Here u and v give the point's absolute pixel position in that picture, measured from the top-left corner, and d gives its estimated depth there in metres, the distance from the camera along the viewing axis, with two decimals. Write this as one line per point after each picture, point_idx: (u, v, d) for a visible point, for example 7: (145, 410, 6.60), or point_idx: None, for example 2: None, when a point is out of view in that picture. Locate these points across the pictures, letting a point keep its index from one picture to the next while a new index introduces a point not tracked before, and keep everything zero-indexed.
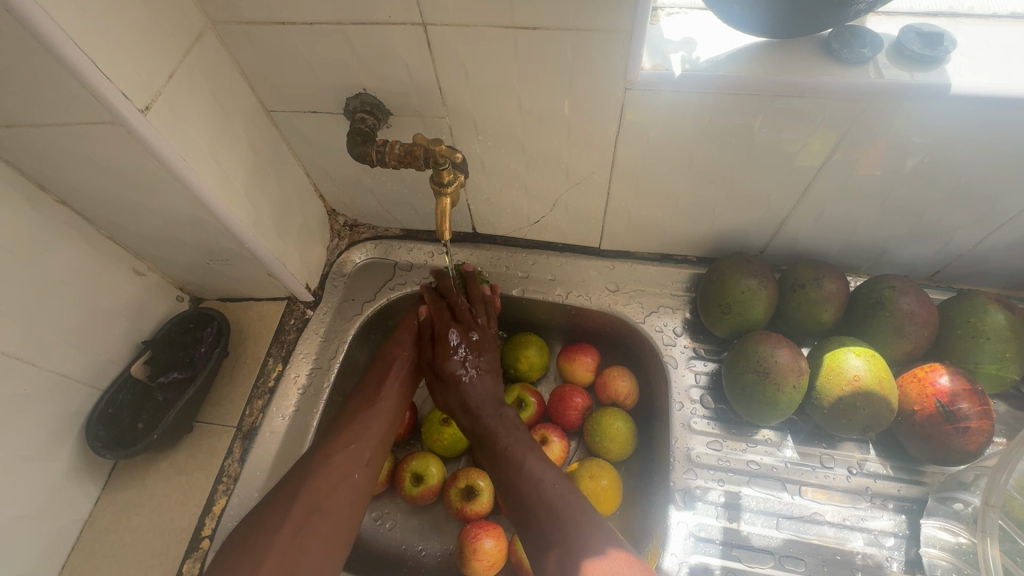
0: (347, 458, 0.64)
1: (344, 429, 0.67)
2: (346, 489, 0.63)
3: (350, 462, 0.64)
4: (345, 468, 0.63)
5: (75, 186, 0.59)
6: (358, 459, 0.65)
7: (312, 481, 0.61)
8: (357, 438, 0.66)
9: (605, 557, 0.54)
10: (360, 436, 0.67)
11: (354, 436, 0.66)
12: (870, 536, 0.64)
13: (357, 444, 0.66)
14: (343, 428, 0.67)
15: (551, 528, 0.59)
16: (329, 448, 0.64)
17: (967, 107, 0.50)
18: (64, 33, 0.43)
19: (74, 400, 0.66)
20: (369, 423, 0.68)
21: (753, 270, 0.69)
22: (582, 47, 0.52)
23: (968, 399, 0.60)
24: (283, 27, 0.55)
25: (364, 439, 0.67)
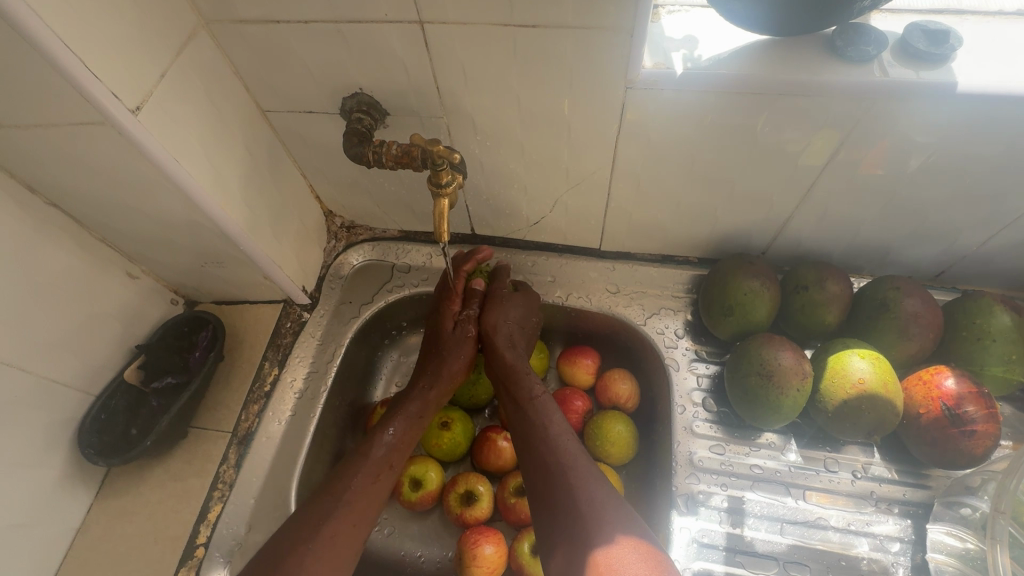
0: (348, 536, 0.57)
1: (354, 500, 0.59)
2: (342, 570, 0.56)
3: (351, 539, 0.58)
4: (344, 548, 0.57)
5: (66, 189, 0.58)
6: (357, 538, 0.58)
7: (312, 561, 0.54)
8: (364, 512, 0.60)
9: (614, 544, 0.51)
10: (368, 505, 0.60)
11: (361, 511, 0.59)
12: (876, 541, 0.63)
13: (360, 518, 0.59)
14: (352, 498, 0.59)
15: (571, 480, 0.57)
16: (335, 523, 0.57)
17: (974, 105, 0.50)
18: (53, 32, 0.42)
19: (67, 406, 0.65)
20: (376, 492, 0.61)
21: (755, 271, 0.68)
22: (582, 46, 0.51)
23: (974, 401, 0.59)
24: (277, 25, 0.54)
25: (368, 513, 0.60)
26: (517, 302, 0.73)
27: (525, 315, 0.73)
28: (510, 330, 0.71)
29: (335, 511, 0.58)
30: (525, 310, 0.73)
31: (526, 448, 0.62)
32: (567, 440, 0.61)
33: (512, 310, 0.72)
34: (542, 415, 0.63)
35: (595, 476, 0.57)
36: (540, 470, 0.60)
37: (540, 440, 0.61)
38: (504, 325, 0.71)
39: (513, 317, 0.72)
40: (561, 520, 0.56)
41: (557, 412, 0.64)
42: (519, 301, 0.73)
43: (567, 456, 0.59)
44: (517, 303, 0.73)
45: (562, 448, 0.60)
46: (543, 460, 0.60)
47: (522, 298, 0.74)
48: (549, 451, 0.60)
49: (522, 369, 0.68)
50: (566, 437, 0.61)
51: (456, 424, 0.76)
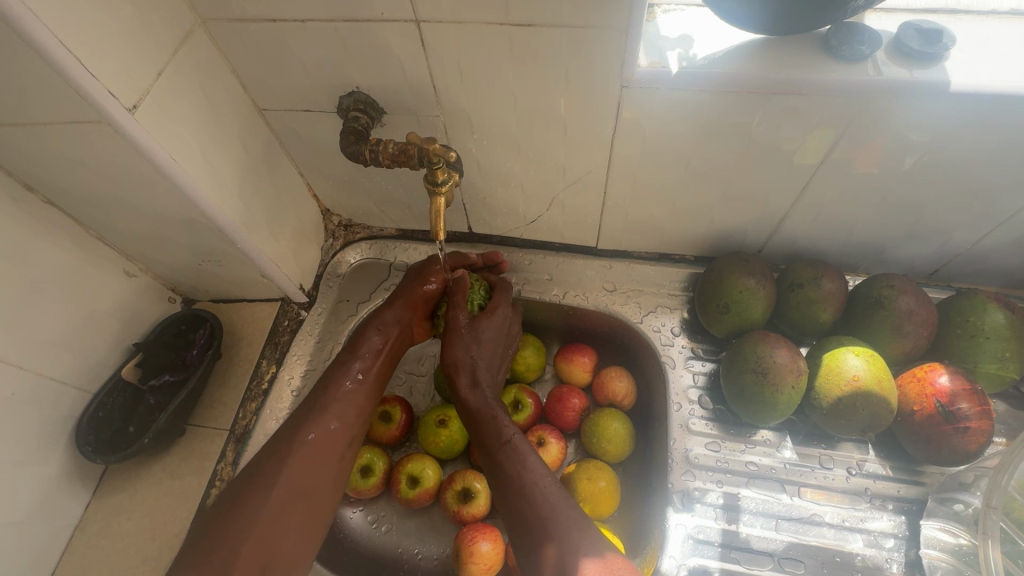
0: (328, 438, 0.59)
1: (330, 405, 0.61)
2: (327, 471, 0.58)
3: (333, 442, 0.59)
4: (326, 450, 0.59)
5: (63, 186, 0.58)
6: (340, 441, 0.60)
7: (292, 463, 0.56)
8: (343, 415, 0.61)
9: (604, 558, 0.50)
10: (346, 410, 0.62)
11: (338, 415, 0.61)
12: (870, 538, 0.64)
13: (341, 422, 0.61)
14: (328, 403, 0.61)
15: (549, 527, 0.53)
16: (313, 429, 0.59)
17: (967, 103, 0.50)
18: (49, 29, 0.42)
19: (64, 403, 0.65)
20: (355, 400, 0.63)
21: (751, 269, 0.68)
22: (578, 45, 0.51)
23: (968, 398, 0.60)
24: (274, 24, 0.55)
25: (349, 416, 0.62)
26: (482, 328, 0.67)
27: (492, 344, 0.68)
28: (474, 366, 0.66)
29: (312, 417, 0.59)
30: (492, 339, 0.68)
31: (500, 497, 0.58)
32: (542, 483, 0.57)
33: (476, 341, 0.67)
34: (513, 458, 0.59)
35: (574, 521, 0.54)
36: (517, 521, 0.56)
37: (513, 488, 0.57)
38: (466, 361, 0.66)
39: (477, 351, 0.66)
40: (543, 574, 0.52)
41: (530, 453, 0.60)
42: (485, 327, 0.68)
43: (544, 502, 0.55)
44: (483, 330, 0.67)
45: (537, 493, 0.56)
46: (519, 511, 0.56)
47: (487, 320, 0.68)
48: (524, 500, 0.56)
49: (489, 408, 0.64)
50: (541, 479, 0.57)
51: (453, 421, 0.76)
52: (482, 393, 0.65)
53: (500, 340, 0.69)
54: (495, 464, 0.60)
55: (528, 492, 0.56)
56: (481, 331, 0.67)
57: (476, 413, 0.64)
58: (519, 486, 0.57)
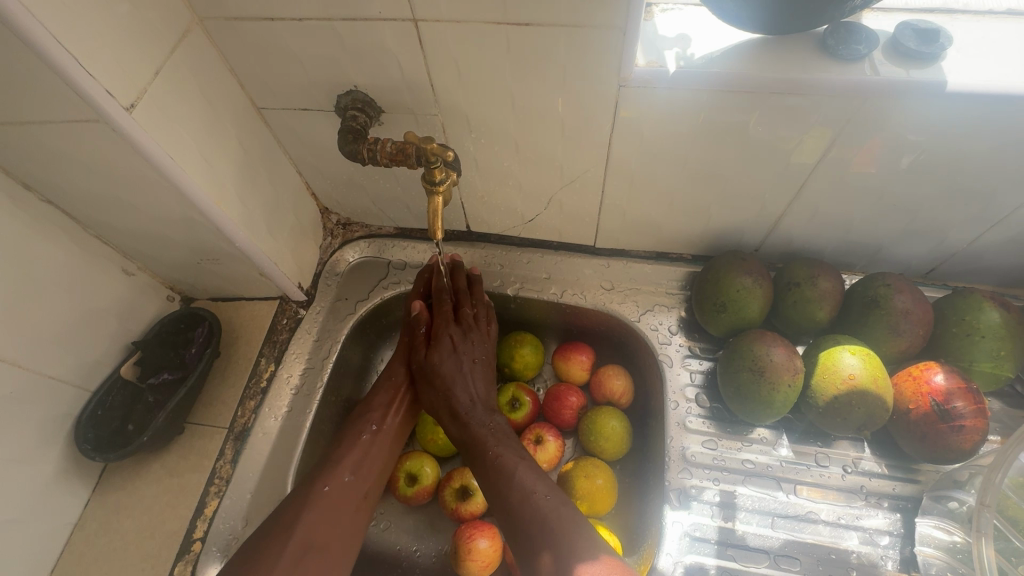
0: (343, 490, 0.61)
1: (344, 457, 0.63)
2: (343, 522, 0.60)
3: (347, 493, 0.61)
4: (340, 502, 0.60)
5: (60, 185, 0.58)
6: (355, 492, 0.62)
7: (307, 513, 0.58)
8: (356, 468, 0.63)
9: (595, 561, 0.51)
10: (360, 463, 0.64)
11: (352, 467, 0.63)
12: (866, 535, 0.64)
13: (354, 474, 0.62)
14: (341, 457, 0.63)
15: (541, 537, 0.55)
16: (326, 482, 0.60)
17: (963, 103, 0.50)
18: (46, 29, 0.42)
19: (63, 402, 0.65)
20: (369, 451, 0.65)
21: (748, 268, 0.68)
22: (575, 44, 0.51)
23: (963, 397, 0.60)
24: (271, 23, 0.55)
25: (363, 468, 0.64)
26: (445, 356, 0.68)
27: (463, 367, 0.68)
28: (449, 397, 0.67)
29: (326, 470, 0.61)
30: (453, 368, 0.68)
31: (498, 511, 0.60)
32: (526, 478, 0.60)
33: (442, 374, 0.67)
34: (501, 476, 0.60)
35: (566, 528, 0.55)
36: (514, 534, 0.58)
37: (505, 503, 0.59)
38: (439, 401, 0.67)
39: (448, 382, 0.67)
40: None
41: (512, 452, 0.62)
42: (441, 360, 0.68)
43: (535, 514, 0.57)
44: (440, 363, 0.68)
45: (526, 509, 0.57)
46: (515, 528, 0.58)
47: (444, 354, 0.68)
48: (516, 517, 0.58)
49: (473, 433, 0.65)
50: (526, 473, 0.60)
51: None
52: (466, 412, 0.66)
53: (467, 361, 0.68)
54: (486, 484, 0.62)
55: (518, 505, 0.58)
56: (442, 365, 0.67)
57: (463, 441, 0.65)
58: (509, 503, 0.59)
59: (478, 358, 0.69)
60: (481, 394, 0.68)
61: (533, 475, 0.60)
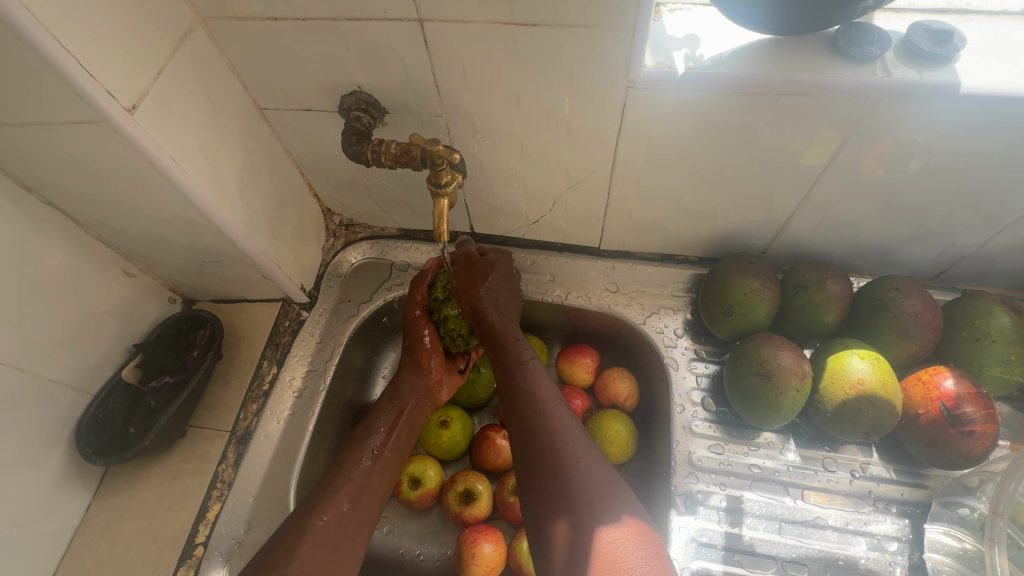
0: (341, 521, 0.58)
1: (344, 483, 0.61)
2: (341, 554, 0.57)
3: (347, 521, 0.59)
4: (338, 534, 0.57)
5: (61, 186, 0.57)
6: (353, 523, 0.59)
7: (306, 545, 0.55)
8: (356, 496, 0.61)
9: (615, 525, 0.49)
10: (360, 492, 0.61)
11: (352, 494, 0.61)
12: (874, 541, 0.63)
13: (353, 503, 0.60)
14: (341, 483, 0.61)
15: (562, 446, 0.56)
16: (326, 510, 0.58)
17: (977, 106, 0.49)
18: (47, 30, 0.41)
19: (64, 405, 0.65)
20: (369, 479, 0.63)
21: (755, 271, 0.67)
22: (583, 45, 0.50)
23: (973, 402, 0.60)
24: (275, 22, 0.54)
25: (363, 495, 0.62)
26: (495, 278, 0.70)
27: (506, 290, 0.71)
28: (494, 299, 0.69)
29: (326, 498, 0.59)
30: (503, 287, 0.71)
31: (515, 417, 0.62)
32: (556, 413, 0.60)
33: (489, 282, 0.69)
34: (530, 384, 0.63)
35: (589, 454, 0.56)
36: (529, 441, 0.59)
37: (529, 407, 0.61)
38: (484, 297, 0.69)
39: (494, 291, 0.69)
40: (556, 492, 0.54)
41: (545, 384, 0.63)
42: (493, 274, 0.70)
43: (559, 424, 0.59)
44: (493, 275, 0.70)
45: (553, 416, 0.59)
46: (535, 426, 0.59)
47: (497, 270, 0.70)
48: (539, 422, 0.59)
49: (511, 332, 0.67)
50: (558, 407, 0.61)
51: (455, 422, 0.76)
52: (506, 321, 0.68)
53: (511, 288, 0.72)
54: (512, 384, 0.64)
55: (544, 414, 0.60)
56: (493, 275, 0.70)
57: (496, 334, 0.67)
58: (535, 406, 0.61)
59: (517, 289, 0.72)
60: (516, 316, 0.71)
61: (557, 397, 0.62)
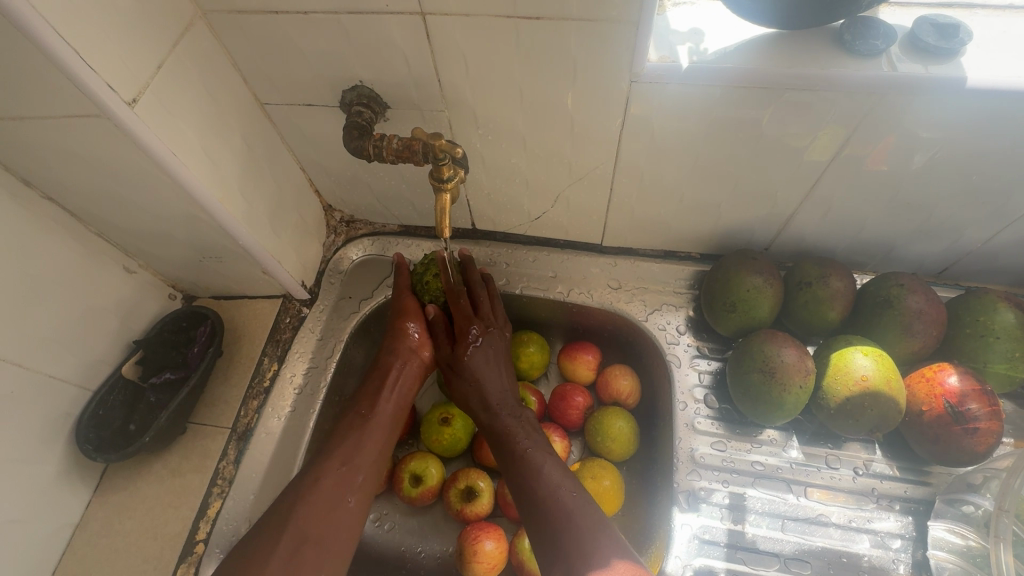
0: (337, 483, 0.59)
1: (337, 448, 0.62)
2: (338, 513, 0.58)
3: (342, 484, 0.60)
4: (334, 497, 0.59)
5: (61, 181, 0.57)
6: (349, 484, 0.60)
7: (302, 509, 0.57)
8: (349, 458, 0.62)
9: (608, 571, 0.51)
10: (354, 454, 0.62)
11: (345, 457, 0.61)
12: (877, 538, 0.63)
13: (347, 465, 0.61)
14: (333, 449, 0.62)
15: (562, 536, 0.55)
16: (319, 475, 0.59)
17: (982, 101, 0.49)
18: (47, 22, 0.41)
19: (64, 401, 0.64)
20: (363, 440, 0.63)
21: (758, 268, 0.67)
22: (587, 39, 0.50)
23: (977, 399, 0.59)
24: (276, 16, 0.53)
25: (356, 459, 0.62)
26: (473, 356, 0.67)
27: (492, 366, 0.68)
28: (478, 390, 0.67)
29: (319, 464, 0.60)
30: (483, 362, 0.67)
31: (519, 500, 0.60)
32: (559, 490, 0.59)
33: (472, 371, 0.67)
34: (527, 472, 0.61)
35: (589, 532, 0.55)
36: (535, 530, 0.57)
37: (528, 499, 0.59)
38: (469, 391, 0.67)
39: (478, 378, 0.67)
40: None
41: (547, 460, 0.62)
42: (471, 354, 0.67)
43: (559, 512, 0.57)
44: (471, 355, 0.67)
45: (551, 504, 0.58)
46: (534, 519, 0.58)
47: (473, 349, 0.67)
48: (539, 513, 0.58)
49: (504, 423, 0.65)
50: (561, 483, 0.60)
51: (456, 419, 0.75)
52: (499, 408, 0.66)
53: (495, 360, 0.69)
54: (511, 475, 0.62)
55: (543, 505, 0.58)
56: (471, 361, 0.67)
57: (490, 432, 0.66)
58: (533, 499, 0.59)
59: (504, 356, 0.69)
60: (510, 391, 0.68)
61: (561, 474, 0.61)
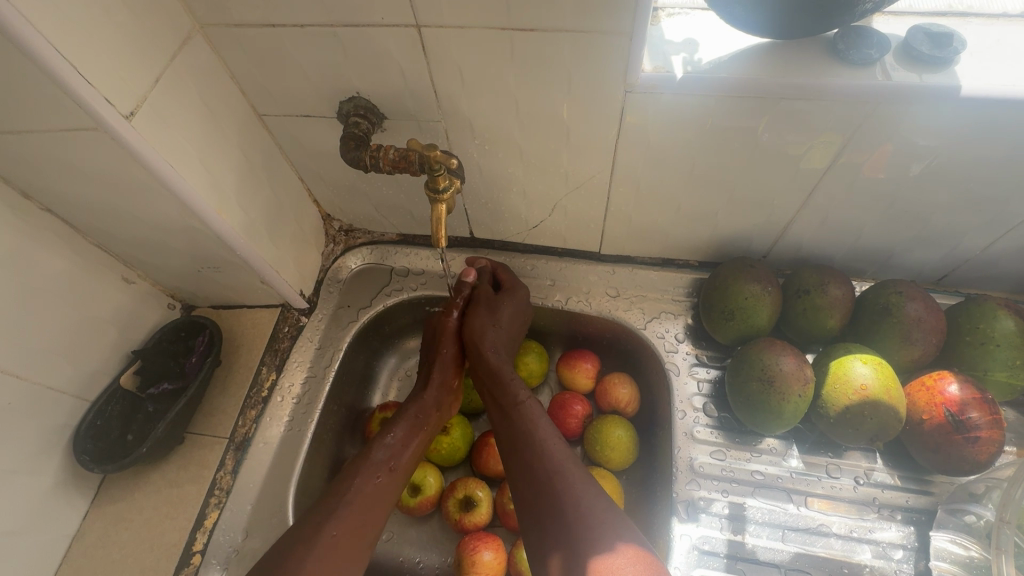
0: (350, 540, 0.56)
1: (355, 498, 0.59)
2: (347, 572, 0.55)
3: (354, 539, 0.57)
4: (346, 553, 0.55)
5: (59, 193, 0.57)
6: (360, 543, 0.57)
7: (313, 559, 0.53)
8: (367, 512, 0.59)
9: (615, 554, 0.49)
10: (371, 510, 0.59)
11: (363, 511, 0.58)
12: (879, 548, 0.63)
13: (364, 521, 0.58)
14: (352, 501, 0.58)
15: (555, 475, 0.56)
16: (335, 526, 0.56)
17: (977, 108, 0.49)
18: (45, 38, 0.42)
19: (62, 412, 0.64)
20: (380, 495, 0.61)
21: (757, 275, 0.67)
22: (581, 50, 0.50)
23: (978, 407, 0.59)
24: (272, 29, 0.54)
25: (371, 511, 0.59)
26: (499, 306, 0.71)
27: (509, 321, 0.71)
28: (495, 333, 0.69)
29: (335, 513, 0.57)
30: (510, 316, 0.71)
31: (512, 451, 0.60)
32: (554, 446, 0.58)
33: (495, 316, 0.70)
34: (528, 422, 0.61)
35: (583, 480, 0.56)
36: (527, 466, 0.58)
37: (525, 437, 0.60)
38: (486, 329, 0.69)
39: (497, 324, 0.70)
40: (553, 528, 0.53)
41: (543, 418, 0.62)
42: (503, 305, 0.71)
43: (552, 466, 0.57)
44: (501, 305, 0.71)
45: (548, 454, 0.58)
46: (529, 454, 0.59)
47: (508, 301, 0.72)
48: (535, 458, 0.58)
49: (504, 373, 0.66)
50: (553, 441, 0.59)
51: (454, 428, 0.75)
52: (500, 355, 0.68)
53: (517, 320, 0.72)
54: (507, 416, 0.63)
55: (542, 449, 0.59)
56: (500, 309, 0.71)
57: (491, 372, 0.66)
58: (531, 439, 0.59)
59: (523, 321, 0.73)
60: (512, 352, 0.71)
61: (555, 432, 0.61)
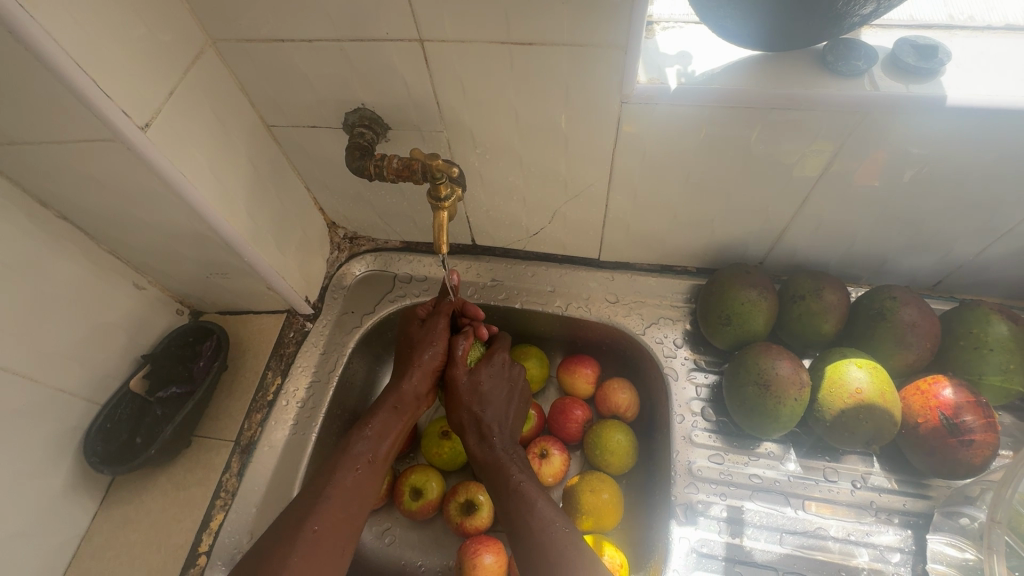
0: (331, 533, 0.57)
1: (336, 491, 0.59)
2: (331, 563, 0.56)
3: (336, 531, 0.58)
4: (328, 544, 0.57)
5: (75, 202, 0.59)
6: (342, 533, 0.58)
7: (297, 555, 0.54)
8: (348, 505, 0.59)
9: None
10: (352, 502, 0.60)
11: (344, 503, 0.59)
12: (876, 552, 0.63)
13: (346, 511, 0.59)
14: (333, 493, 0.59)
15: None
16: (317, 521, 0.57)
17: (964, 118, 0.50)
18: (67, 54, 0.44)
19: (74, 415, 0.66)
20: (360, 486, 0.61)
21: (753, 281, 0.68)
22: (579, 62, 0.52)
23: (972, 411, 0.60)
24: (282, 44, 0.56)
25: (353, 502, 0.60)
26: (474, 382, 0.67)
27: (490, 393, 0.68)
28: (478, 414, 0.66)
29: (315, 508, 0.58)
30: (491, 388, 0.68)
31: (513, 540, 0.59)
32: (554, 533, 0.57)
33: (474, 395, 0.67)
34: (525, 506, 0.60)
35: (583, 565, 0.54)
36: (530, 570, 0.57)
37: (523, 536, 0.58)
38: (469, 420, 0.67)
39: (477, 405, 0.67)
40: None
41: (540, 498, 0.60)
42: (483, 377, 0.68)
43: (550, 553, 0.56)
44: (482, 379, 0.68)
45: (546, 542, 0.57)
46: (529, 557, 0.57)
47: (488, 369, 0.68)
48: (534, 548, 0.57)
49: (498, 459, 0.64)
50: (551, 524, 0.58)
51: (456, 433, 0.76)
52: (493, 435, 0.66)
53: (502, 387, 0.69)
54: (506, 512, 0.61)
55: (539, 537, 0.57)
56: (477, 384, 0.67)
57: (485, 464, 0.65)
58: (529, 539, 0.58)
59: (511, 385, 0.69)
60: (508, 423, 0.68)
61: (556, 512, 0.59)
